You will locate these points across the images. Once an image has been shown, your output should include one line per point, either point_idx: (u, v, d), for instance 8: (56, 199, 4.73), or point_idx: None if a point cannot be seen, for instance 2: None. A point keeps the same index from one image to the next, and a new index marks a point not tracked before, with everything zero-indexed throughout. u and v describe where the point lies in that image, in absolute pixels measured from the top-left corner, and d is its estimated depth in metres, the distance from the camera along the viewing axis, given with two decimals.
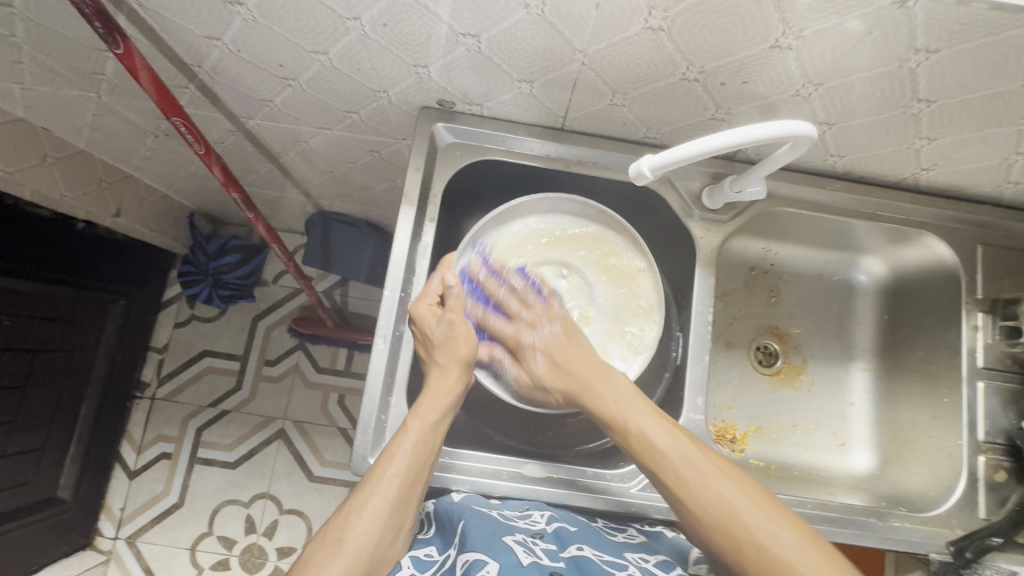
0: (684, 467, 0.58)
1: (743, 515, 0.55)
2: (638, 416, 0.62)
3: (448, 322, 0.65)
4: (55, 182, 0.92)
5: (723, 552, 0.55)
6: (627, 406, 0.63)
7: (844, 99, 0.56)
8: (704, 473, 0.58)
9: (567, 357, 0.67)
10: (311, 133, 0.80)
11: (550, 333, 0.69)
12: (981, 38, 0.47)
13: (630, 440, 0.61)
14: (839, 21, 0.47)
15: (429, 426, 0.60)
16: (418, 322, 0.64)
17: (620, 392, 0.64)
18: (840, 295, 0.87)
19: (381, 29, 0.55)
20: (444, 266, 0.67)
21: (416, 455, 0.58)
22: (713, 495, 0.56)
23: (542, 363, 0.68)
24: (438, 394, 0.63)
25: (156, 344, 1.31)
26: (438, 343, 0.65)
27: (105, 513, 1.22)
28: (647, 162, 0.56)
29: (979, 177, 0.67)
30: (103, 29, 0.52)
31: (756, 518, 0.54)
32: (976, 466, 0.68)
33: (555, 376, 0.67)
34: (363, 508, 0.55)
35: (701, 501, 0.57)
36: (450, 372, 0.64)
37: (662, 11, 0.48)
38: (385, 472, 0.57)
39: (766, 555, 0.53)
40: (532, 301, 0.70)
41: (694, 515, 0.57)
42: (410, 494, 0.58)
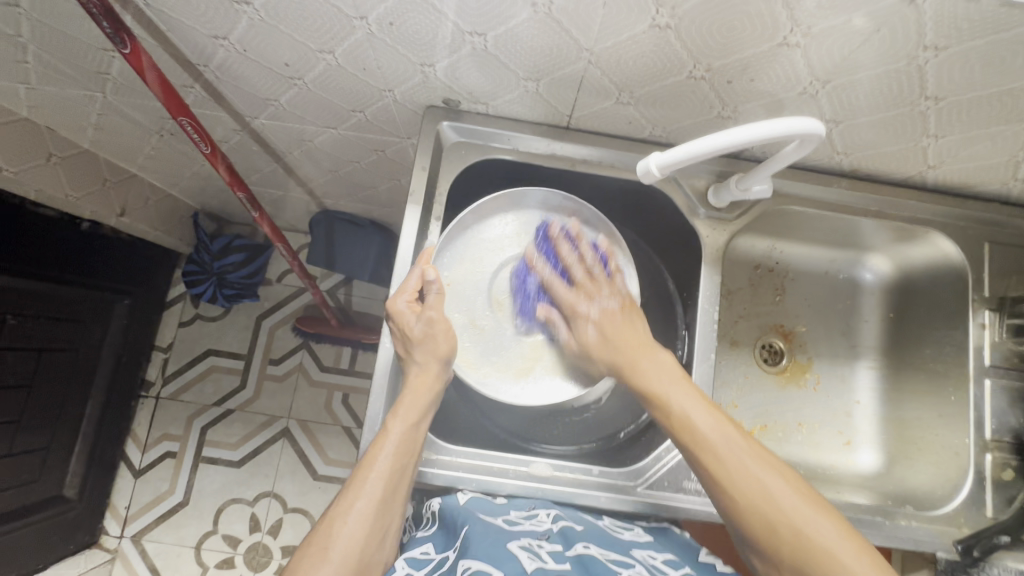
0: (724, 449, 0.56)
1: (784, 503, 0.52)
2: (680, 394, 0.60)
3: (427, 318, 0.62)
4: (61, 182, 0.92)
5: (759, 539, 0.53)
6: (669, 383, 0.61)
7: (852, 96, 0.56)
8: (744, 457, 0.55)
9: (622, 332, 0.66)
10: (316, 132, 0.80)
11: (607, 306, 0.68)
12: (990, 35, 0.47)
13: (671, 418, 0.59)
14: (846, 18, 0.47)
15: (409, 426, 0.60)
16: (395, 318, 0.62)
17: (664, 368, 0.62)
18: (846, 293, 0.87)
19: (387, 28, 0.55)
20: (423, 261, 0.65)
21: (397, 456, 0.58)
22: (754, 480, 0.54)
23: (593, 332, 0.67)
24: (416, 395, 0.61)
25: (160, 343, 1.31)
26: (419, 341, 0.62)
27: (110, 511, 1.23)
28: (654, 160, 0.56)
29: (986, 175, 0.67)
30: (110, 29, 0.52)
31: (796, 506, 0.52)
32: (983, 465, 0.68)
33: (606, 347, 0.66)
34: (347, 513, 0.55)
35: (739, 486, 0.54)
36: (429, 371, 0.62)
37: (669, 9, 0.48)
38: (368, 475, 0.57)
39: (807, 546, 0.50)
40: (596, 272, 0.69)
41: (731, 499, 0.54)
42: (394, 496, 0.58)
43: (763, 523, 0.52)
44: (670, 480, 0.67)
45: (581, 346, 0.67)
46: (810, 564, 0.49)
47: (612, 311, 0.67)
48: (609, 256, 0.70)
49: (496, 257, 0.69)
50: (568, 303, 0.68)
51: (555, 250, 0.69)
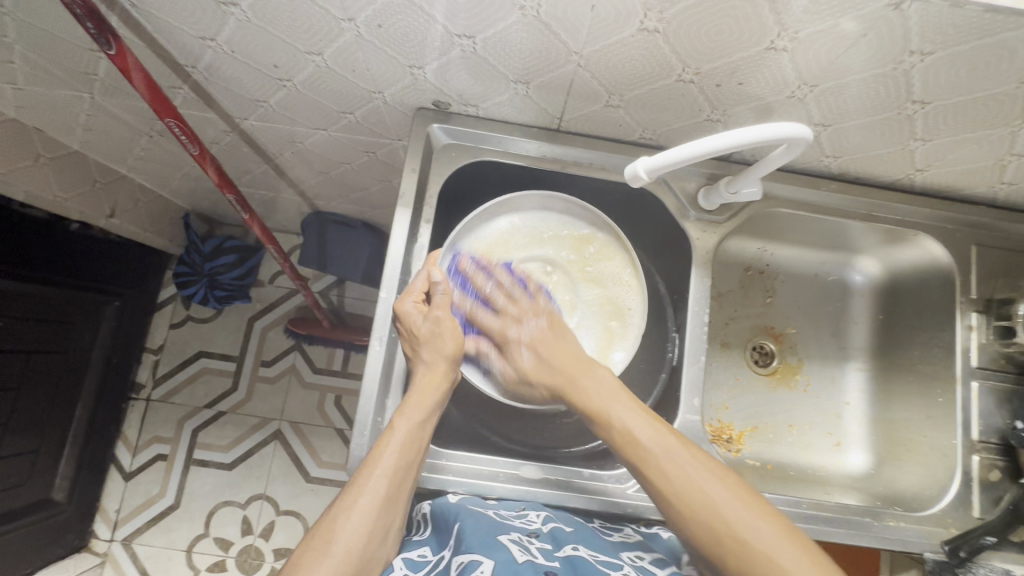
0: (666, 460, 0.58)
1: (725, 510, 0.54)
2: (621, 410, 0.61)
3: (433, 318, 0.64)
4: (48, 183, 0.91)
5: (703, 546, 0.55)
6: (611, 399, 0.62)
7: (839, 100, 0.56)
8: (687, 467, 0.57)
9: (554, 352, 0.66)
10: (306, 134, 0.80)
11: (536, 328, 0.68)
12: (974, 40, 0.47)
13: (614, 434, 0.60)
14: (833, 23, 0.47)
15: (415, 423, 0.59)
16: (402, 318, 0.63)
17: (603, 385, 0.63)
18: (836, 295, 0.87)
19: (376, 30, 0.55)
20: (431, 261, 0.66)
21: (403, 453, 0.58)
22: (695, 488, 0.56)
23: (527, 355, 0.67)
24: (423, 392, 0.62)
25: (151, 345, 1.30)
26: (424, 340, 0.63)
27: (100, 515, 1.22)
28: (643, 164, 0.56)
29: (974, 178, 0.67)
30: (95, 30, 0.51)
31: (738, 513, 0.54)
32: (971, 465, 0.69)
33: (541, 366, 0.66)
34: (350, 509, 0.55)
35: (682, 497, 0.56)
36: (435, 369, 0.63)
37: (657, 13, 0.48)
38: (372, 473, 0.57)
39: (748, 553, 0.52)
40: (517, 295, 0.68)
41: (675, 509, 0.56)
42: (399, 494, 0.57)
43: (706, 531, 0.54)
44: None
45: (517, 372, 0.68)
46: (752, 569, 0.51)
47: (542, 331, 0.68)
48: (527, 278, 0.69)
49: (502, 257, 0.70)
50: (495, 330, 0.69)
51: (469, 282, 0.69)
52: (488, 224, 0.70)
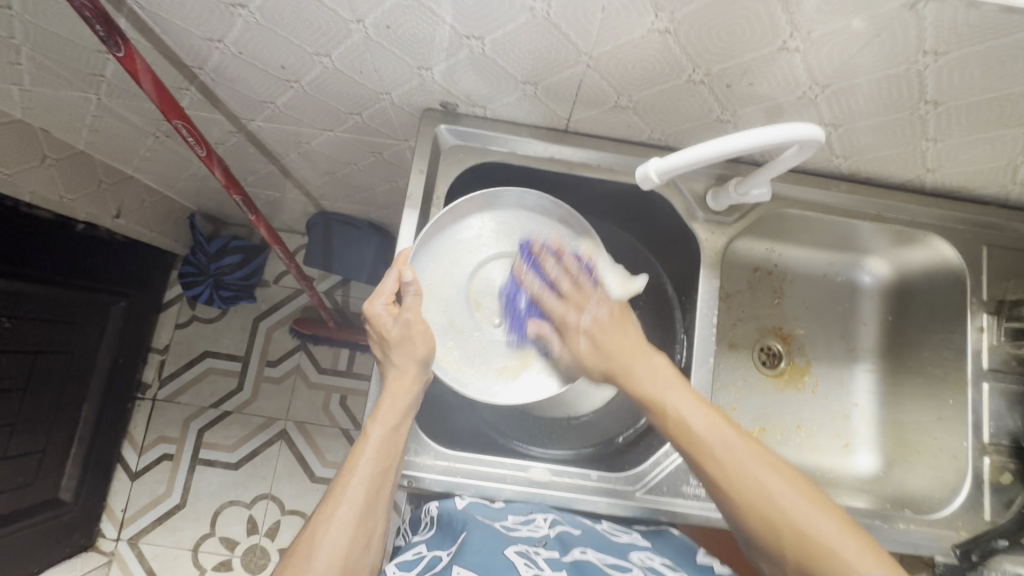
0: (724, 452, 0.56)
1: (785, 501, 0.52)
2: (676, 397, 0.59)
3: (404, 319, 0.61)
4: (55, 184, 0.91)
5: (762, 540, 0.53)
6: (666, 387, 0.60)
7: (851, 101, 0.56)
8: (743, 458, 0.55)
9: (614, 340, 0.65)
10: (313, 135, 0.80)
11: (599, 315, 0.67)
12: (989, 40, 0.47)
13: (669, 424, 0.58)
14: (847, 23, 0.47)
15: (388, 430, 0.59)
16: (373, 322, 0.63)
17: (657, 373, 0.62)
18: (845, 295, 0.86)
19: (384, 32, 0.54)
20: (400, 261, 0.63)
21: (378, 459, 0.58)
22: (753, 478, 0.54)
23: (584, 339, 0.66)
24: (393, 398, 0.61)
25: (157, 345, 1.31)
26: (395, 343, 0.62)
27: (107, 514, 1.22)
28: (653, 165, 0.56)
29: (986, 178, 0.67)
30: (103, 32, 0.51)
31: (795, 504, 0.52)
32: (981, 468, 0.68)
33: (598, 352, 0.65)
34: (329, 520, 0.55)
35: (741, 487, 0.54)
36: (405, 374, 0.61)
37: (668, 13, 0.48)
38: (350, 482, 0.57)
39: (808, 544, 0.51)
40: (583, 283, 0.68)
41: (734, 502, 0.54)
42: (376, 501, 0.57)
43: (766, 525, 0.52)
44: (669, 485, 0.67)
45: (577, 354, 0.66)
46: (813, 562, 0.50)
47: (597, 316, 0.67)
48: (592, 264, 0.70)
49: (473, 257, 0.68)
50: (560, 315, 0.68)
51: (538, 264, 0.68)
52: (461, 222, 0.67)
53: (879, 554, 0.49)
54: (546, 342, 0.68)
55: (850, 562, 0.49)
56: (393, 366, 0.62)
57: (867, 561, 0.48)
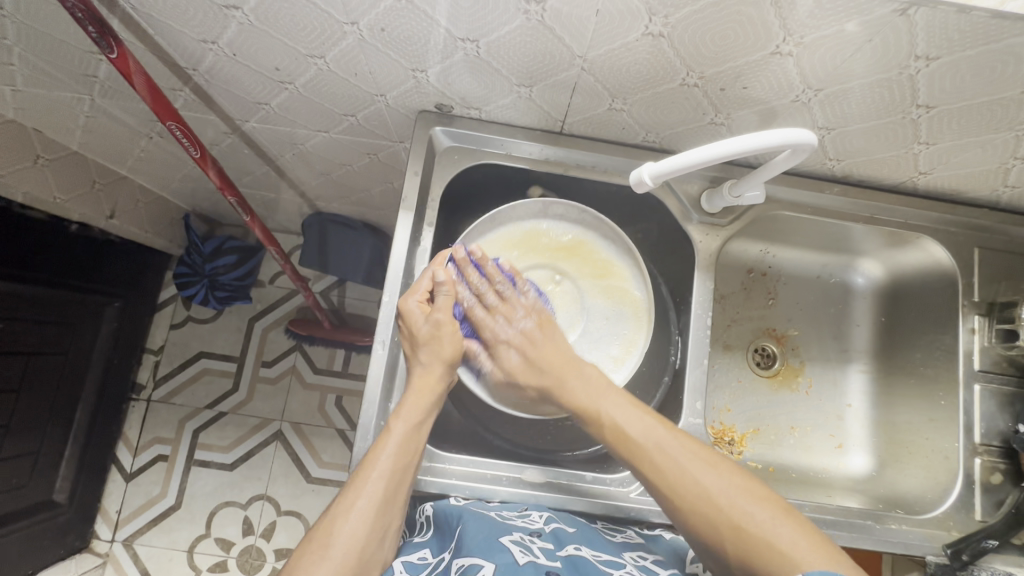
0: (658, 454, 0.59)
1: (720, 498, 0.55)
2: (613, 405, 0.63)
3: (436, 319, 0.63)
4: (48, 184, 0.91)
5: (702, 535, 0.55)
6: (604, 396, 0.63)
7: (843, 105, 0.56)
8: (680, 458, 0.58)
9: (543, 354, 0.67)
10: (308, 136, 0.80)
11: (524, 328, 0.68)
12: (981, 45, 0.47)
13: (610, 433, 0.62)
14: (839, 28, 0.47)
15: (411, 425, 0.60)
16: (404, 316, 0.63)
17: (594, 382, 0.65)
18: (838, 297, 0.87)
19: (379, 34, 0.54)
20: (437, 262, 0.66)
21: (399, 455, 0.58)
22: (689, 478, 0.57)
23: (513, 352, 0.68)
24: (418, 394, 0.62)
25: (152, 346, 1.30)
26: (426, 339, 0.63)
27: (101, 515, 1.22)
28: (647, 169, 0.56)
29: (977, 181, 0.67)
30: (96, 34, 0.51)
31: (733, 499, 0.55)
32: (972, 469, 0.69)
33: (529, 365, 0.67)
34: (347, 512, 0.55)
35: (679, 487, 0.57)
36: (434, 372, 0.63)
37: (661, 17, 0.48)
38: (370, 475, 0.56)
39: (741, 533, 0.53)
40: (507, 293, 0.69)
41: (673, 501, 0.57)
42: (394, 496, 0.57)
43: (703, 521, 0.55)
44: None
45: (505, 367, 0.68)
46: (753, 555, 0.52)
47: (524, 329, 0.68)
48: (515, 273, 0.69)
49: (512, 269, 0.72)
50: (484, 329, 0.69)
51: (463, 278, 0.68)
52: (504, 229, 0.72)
53: (819, 544, 0.51)
54: (475, 358, 0.70)
55: (787, 552, 0.50)
56: (422, 362, 0.63)
57: (804, 550, 0.50)
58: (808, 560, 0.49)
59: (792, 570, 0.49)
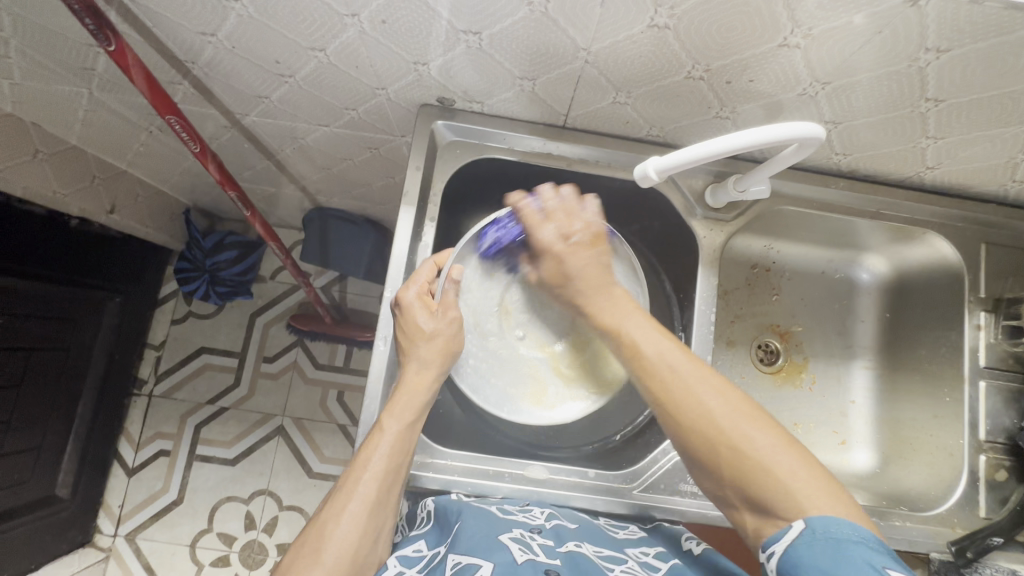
0: (668, 372, 0.57)
1: (726, 419, 0.53)
2: (631, 322, 0.62)
3: (444, 311, 0.63)
4: (48, 178, 0.90)
5: (703, 458, 0.54)
6: (622, 313, 0.63)
7: (850, 98, 0.55)
8: (689, 379, 0.56)
9: (589, 272, 0.65)
10: (308, 130, 0.79)
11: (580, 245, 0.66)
12: (992, 38, 0.46)
13: (624, 348, 0.61)
14: (848, 19, 0.46)
15: (403, 426, 0.59)
16: (404, 309, 0.62)
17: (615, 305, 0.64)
18: (842, 292, 0.86)
19: (380, 26, 0.54)
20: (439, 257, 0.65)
21: (390, 455, 0.58)
22: (699, 396, 0.55)
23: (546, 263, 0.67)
24: (407, 394, 0.60)
25: (153, 341, 1.30)
26: (428, 337, 0.61)
27: (104, 510, 1.22)
28: (652, 164, 0.55)
29: (985, 176, 0.67)
30: (94, 25, 0.50)
31: (737, 421, 0.53)
32: (977, 465, 0.68)
33: (564, 279, 0.66)
34: (338, 515, 0.55)
35: (684, 405, 0.55)
36: (429, 370, 0.62)
37: (667, 9, 0.47)
38: (362, 477, 0.56)
39: (741, 459, 0.51)
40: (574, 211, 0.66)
41: (676, 421, 0.55)
42: (386, 498, 0.57)
43: (705, 442, 0.53)
44: (666, 483, 0.68)
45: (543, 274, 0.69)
46: (751, 482, 0.50)
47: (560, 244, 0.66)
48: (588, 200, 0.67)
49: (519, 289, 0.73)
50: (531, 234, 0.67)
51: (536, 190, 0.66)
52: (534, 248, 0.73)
53: (817, 479, 0.49)
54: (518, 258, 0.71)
55: (783, 481, 0.49)
56: (416, 365, 0.61)
57: (802, 480, 0.48)
58: (807, 492, 0.48)
59: (788, 499, 0.48)
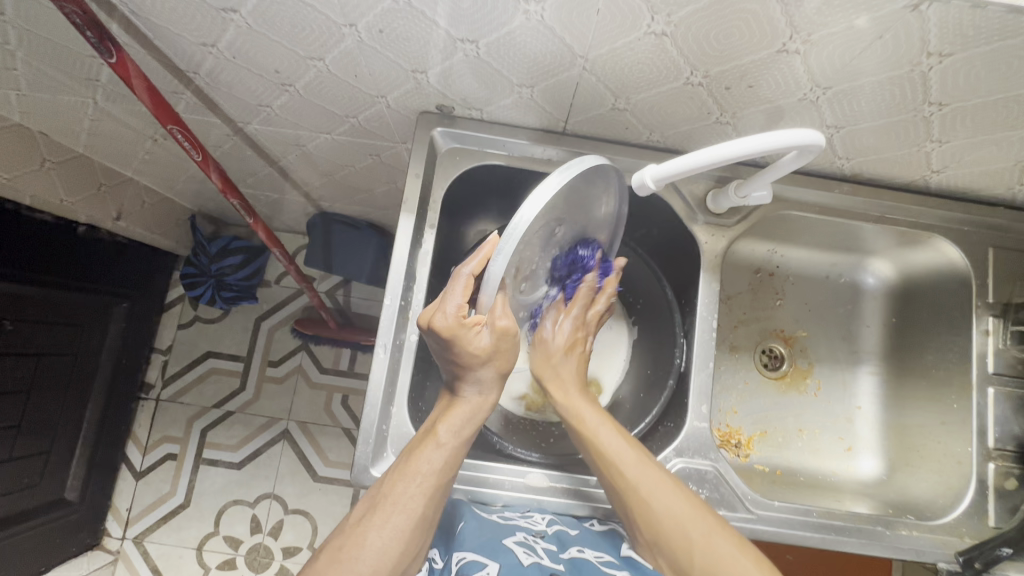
0: (638, 474, 0.59)
1: (684, 518, 0.56)
2: (590, 414, 0.66)
3: (495, 325, 0.58)
4: (55, 187, 0.91)
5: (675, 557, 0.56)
6: (582, 405, 0.67)
7: (853, 103, 0.55)
8: (658, 482, 0.59)
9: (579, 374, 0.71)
10: (311, 137, 0.79)
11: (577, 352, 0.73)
12: (995, 42, 0.45)
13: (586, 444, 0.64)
14: (849, 23, 0.45)
15: (457, 443, 0.60)
16: (456, 336, 0.56)
17: (574, 394, 0.68)
18: (847, 297, 0.85)
19: (377, 35, 0.54)
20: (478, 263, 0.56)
21: (440, 471, 0.58)
22: (660, 494, 0.58)
23: (573, 330, 0.71)
24: (465, 413, 0.61)
25: (160, 346, 1.31)
26: (483, 359, 0.59)
27: (112, 513, 1.23)
28: (649, 172, 0.55)
29: (991, 180, 0.66)
30: (95, 39, 0.51)
31: (694, 517, 0.56)
32: (985, 474, 0.67)
33: (558, 357, 0.70)
34: (381, 526, 0.55)
35: (651, 502, 0.57)
36: (488, 389, 0.63)
37: (664, 16, 0.47)
38: (410, 491, 0.56)
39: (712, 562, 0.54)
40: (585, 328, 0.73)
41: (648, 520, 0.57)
42: (429, 514, 0.57)
43: (667, 537, 0.56)
44: None
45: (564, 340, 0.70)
46: None
47: (585, 323, 0.71)
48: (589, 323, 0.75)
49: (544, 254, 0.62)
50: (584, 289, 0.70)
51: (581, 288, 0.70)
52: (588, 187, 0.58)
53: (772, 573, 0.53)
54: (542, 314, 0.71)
55: None
56: (473, 386, 0.62)
57: None
58: None
59: None
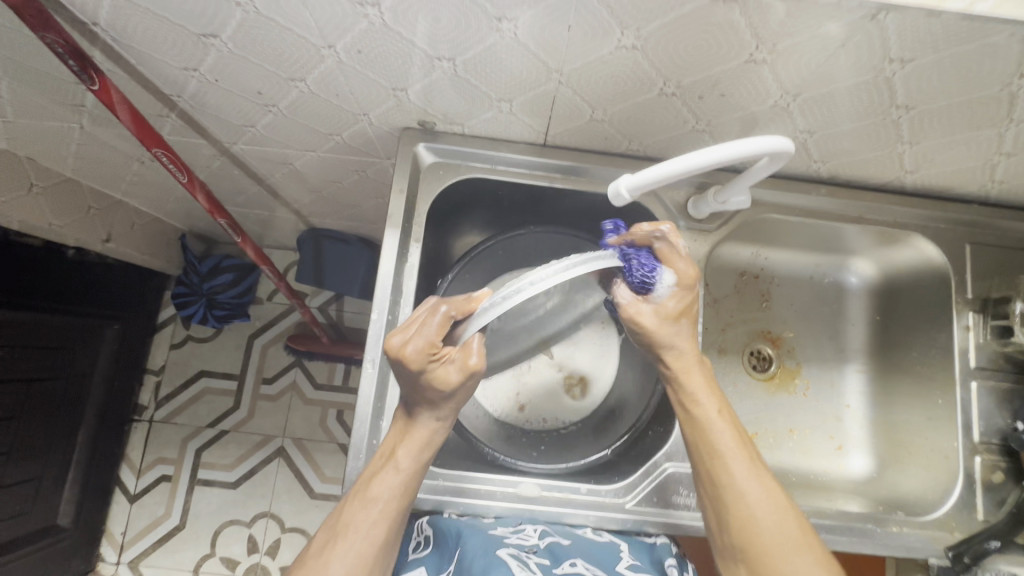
0: (737, 464, 0.57)
1: (791, 543, 0.54)
2: (708, 405, 0.60)
3: (462, 359, 0.55)
4: (42, 212, 0.91)
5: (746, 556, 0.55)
6: (702, 391, 0.60)
7: (824, 109, 0.56)
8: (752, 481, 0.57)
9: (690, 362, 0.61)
10: (298, 155, 0.80)
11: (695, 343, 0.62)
12: (951, 47, 0.47)
13: (693, 421, 0.60)
14: (814, 33, 0.47)
15: (416, 467, 0.59)
16: (431, 373, 0.55)
17: (690, 369, 0.61)
18: (832, 297, 0.86)
19: (356, 56, 0.55)
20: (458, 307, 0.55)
21: (399, 492, 0.58)
22: (765, 509, 0.56)
23: (675, 302, 0.60)
24: (419, 441, 0.60)
25: (152, 367, 1.31)
26: (445, 393, 0.57)
27: (107, 538, 1.22)
28: (624, 182, 0.55)
29: (963, 179, 0.67)
30: (77, 66, 0.52)
31: (792, 538, 0.55)
32: (972, 467, 0.68)
33: (666, 326, 0.60)
34: (345, 556, 0.56)
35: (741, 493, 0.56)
36: (443, 420, 0.60)
37: (633, 30, 0.48)
38: (371, 517, 0.57)
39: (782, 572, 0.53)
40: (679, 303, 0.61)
41: (736, 511, 0.56)
42: (392, 536, 0.58)
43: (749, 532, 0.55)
44: (659, 496, 0.66)
45: (656, 313, 0.60)
46: None
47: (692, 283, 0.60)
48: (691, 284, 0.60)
49: None
50: (640, 235, 0.59)
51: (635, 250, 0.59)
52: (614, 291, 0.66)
53: None
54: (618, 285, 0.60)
55: None
56: (429, 413, 0.59)
57: None
58: None
59: None
